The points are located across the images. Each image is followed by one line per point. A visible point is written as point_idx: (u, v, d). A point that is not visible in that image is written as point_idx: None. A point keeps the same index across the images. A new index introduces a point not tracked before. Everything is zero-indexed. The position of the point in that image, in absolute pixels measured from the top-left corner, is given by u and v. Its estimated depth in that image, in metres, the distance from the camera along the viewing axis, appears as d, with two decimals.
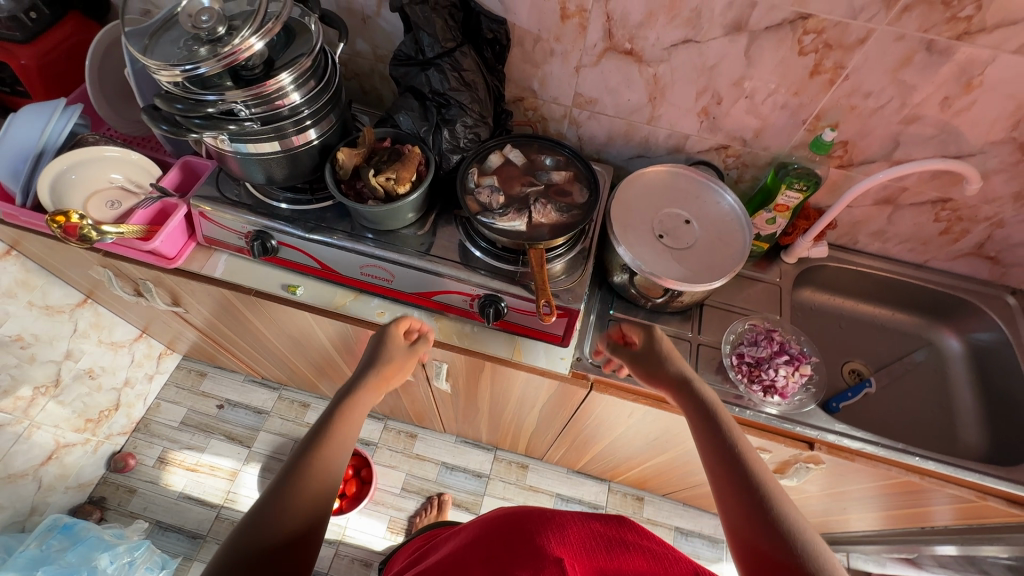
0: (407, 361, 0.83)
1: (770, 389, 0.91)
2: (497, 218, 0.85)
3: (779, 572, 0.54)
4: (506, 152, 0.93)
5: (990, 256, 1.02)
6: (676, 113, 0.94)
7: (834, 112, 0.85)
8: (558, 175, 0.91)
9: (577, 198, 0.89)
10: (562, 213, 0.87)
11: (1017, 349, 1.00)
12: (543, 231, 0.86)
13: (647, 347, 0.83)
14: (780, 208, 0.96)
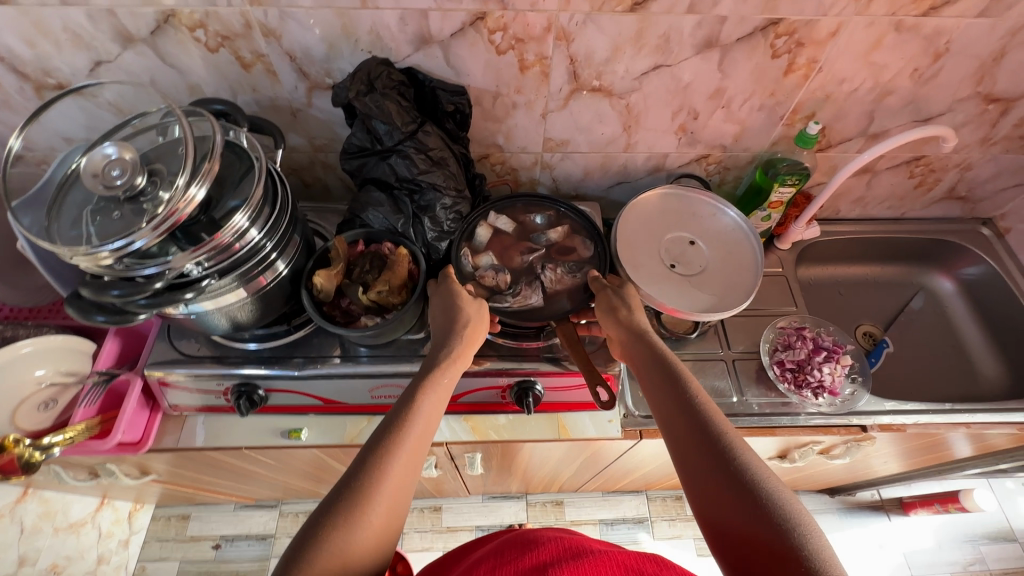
0: (483, 314, 0.71)
1: (819, 389, 0.89)
2: (511, 300, 0.76)
3: (736, 525, 0.49)
4: (491, 222, 0.84)
5: (961, 196, 1.06)
6: (653, 136, 0.89)
7: (811, 103, 0.84)
8: (555, 233, 0.84)
9: (583, 252, 0.82)
10: (574, 274, 0.79)
11: (1006, 277, 1.05)
12: (562, 299, 0.78)
13: (600, 307, 0.72)
14: (774, 205, 0.94)
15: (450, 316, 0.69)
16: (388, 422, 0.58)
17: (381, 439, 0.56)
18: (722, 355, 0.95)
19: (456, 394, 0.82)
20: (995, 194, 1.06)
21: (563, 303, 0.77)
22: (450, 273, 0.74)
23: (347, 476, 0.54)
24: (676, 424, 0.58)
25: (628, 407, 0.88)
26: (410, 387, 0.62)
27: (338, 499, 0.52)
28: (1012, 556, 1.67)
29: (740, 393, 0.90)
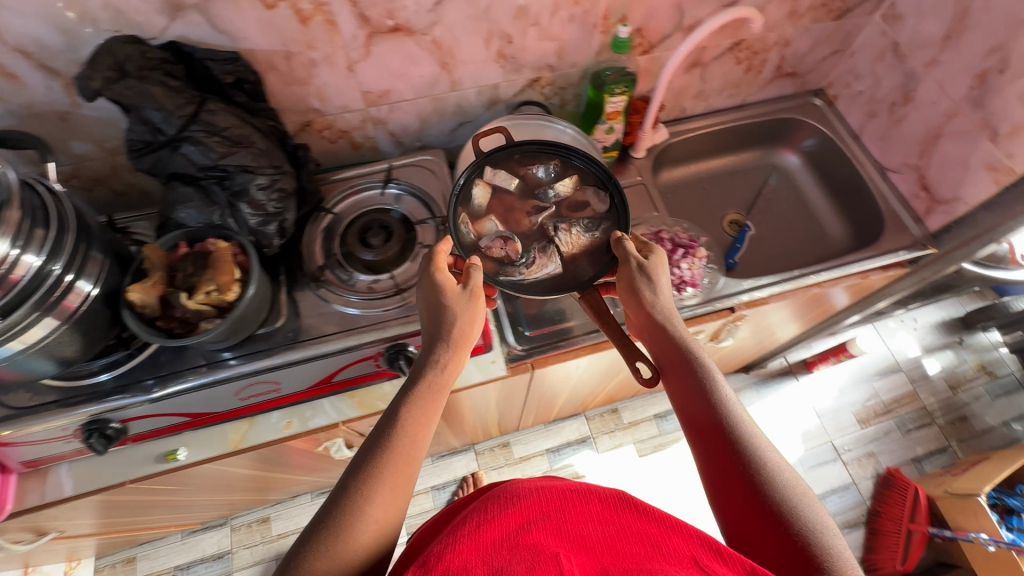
0: (476, 309, 0.67)
1: (683, 284, 0.95)
2: (525, 271, 0.76)
3: (754, 516, 0.54)
4: (491, 180, 0.81)
5: (790, 72, 1.11)
6: (476, 69, 0.86)
7: (619, 6, 0.83)
8: (564, 186, 0.82)
9: (597, 206, 0.80)
10: (591, 232, 0.78)
11: (839, 142, 1.13)
12: (579, 262, 0.77)
13: (623, 283, 0.70)
14: (613, 115, 0.94)
15: (442, 321, 0.65)
16: (379, 446, 0.58)
17: (372, 464, 0.56)
18: None
19: (330, 374, 0.80)
20: (818, 65, 1.11)
21: (583, 268, 0.76)
22: (434, 256, 0.69)
23: (337, 497, 0.55)
24: (698, 409, 0.61)
25: (511, 343, 0.91)
26: (409, 406, 0.61)
27: (329, 519, 0.53)
28: (900, 384, 1.92)
29: None
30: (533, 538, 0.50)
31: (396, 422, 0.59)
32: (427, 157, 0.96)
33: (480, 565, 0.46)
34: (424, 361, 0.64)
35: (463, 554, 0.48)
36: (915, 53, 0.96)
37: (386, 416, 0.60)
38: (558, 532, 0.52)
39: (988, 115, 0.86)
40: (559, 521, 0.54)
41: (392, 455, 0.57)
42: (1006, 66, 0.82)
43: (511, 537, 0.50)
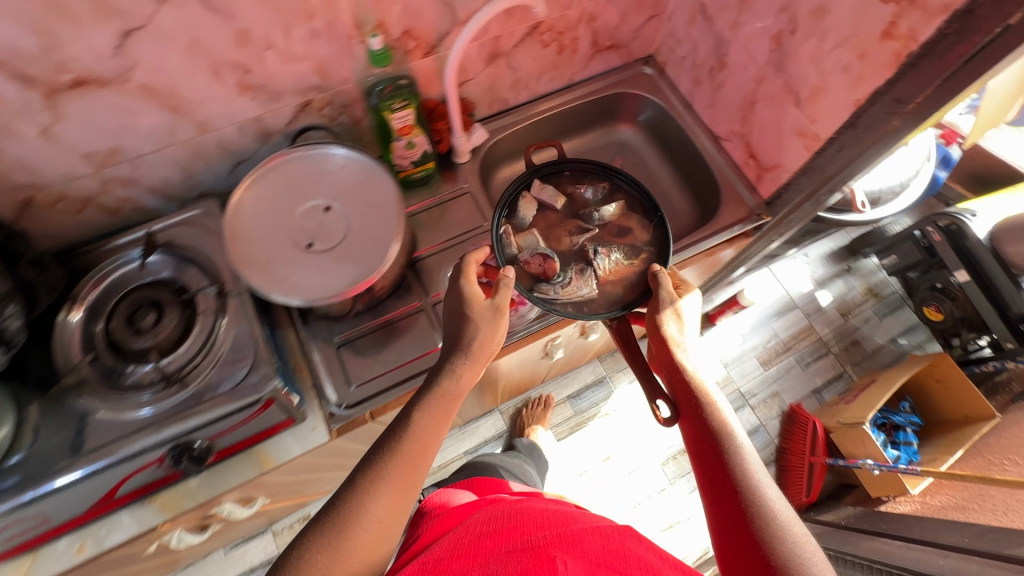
0: (498, 325, 0.68)
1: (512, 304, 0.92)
2: (560, 289, 0.87)
3: (739, 529, 0.56)
4: (538, 194, 0.98)
5: (609, 45, 1.02)
6: (221, 106, 0.73)
7: (367, 12, 0.71)
8: (608, 211, 0.97)
9: (639, 235, 0.94)
10: (629, 260, 0.91)
11: (673, 113, 1.07)
12: (613, 285, 0.88)
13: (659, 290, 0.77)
14: (405, 129, 0.84)
15: (467, 338, 0.66)
16: (393, 458, 0.58)
17: (378, 475, 0.57)
18: (424, 305, 0.90)
19: (110, 490, 0.70)
20: (639, 33, 1.03)
21: (618, 292, 0.87)
22: (467, 266, 0.72)
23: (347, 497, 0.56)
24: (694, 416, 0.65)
25: (333, 403, 0.82)
26: (429, 422, 0.62)
27: (333, 522, 0.54)
28: (797, 320, 1.97)
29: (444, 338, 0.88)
30: (536, 543, 0.53)
31: (411, 433, 0.60)
32: (195, 212, 0.82)
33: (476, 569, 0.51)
34: (449, 373, 0.65)
35: (458, 562, 0.53)
36: (720, 14, 0.89)
37: (404, 425, 0.61)
38: (563, 538, 0.54)
39: (789, 79, 0.82)
40: (563, 531, 0.56)
41: (406, 466, 0.58)
42: (795, 26, 0.77)
43: (509, 544, 0.54)
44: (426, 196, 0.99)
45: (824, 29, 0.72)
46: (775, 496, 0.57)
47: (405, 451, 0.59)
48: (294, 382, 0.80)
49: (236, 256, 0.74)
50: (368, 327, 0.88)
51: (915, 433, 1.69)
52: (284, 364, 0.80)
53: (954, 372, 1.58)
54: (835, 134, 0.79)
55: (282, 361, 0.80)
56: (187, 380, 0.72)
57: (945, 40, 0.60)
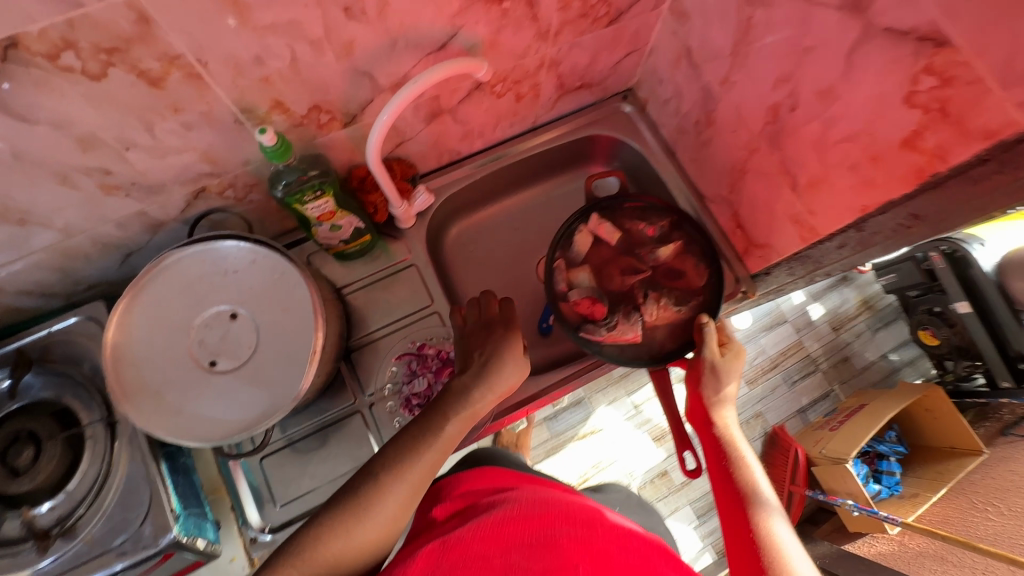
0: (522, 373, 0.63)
1: None
2: (607, 332, 0.77)
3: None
4: (595, 230, 0.84)
5: (579, 85, 0.86)
6: (86, 209, 0.59)
7: (255, 95, 0.56)
8: (665, 252, 0.83)
9: (693, 279, 0.81)
10: (679, 305, 0.79)
11: (653, 161, 0.92)
12: (659, 334, 0.78)
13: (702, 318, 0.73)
14: (326, 216, 0.70)
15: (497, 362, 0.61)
16: (422, 446, 0.54)
17: (408, 454, 0.53)
18: (357, 405, 0.80)
19: None
20: (615, 69, 0.87)
21: (665, 341, 0.77)
22: (490, 301, 0.68)
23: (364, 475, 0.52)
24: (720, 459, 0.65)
25: (255, 528, 0.74)
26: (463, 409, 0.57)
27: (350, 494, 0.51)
28: (786, 336, 1.80)
29: (383, 446, 0.78)
30: (557, 543, 0.48)
31: (440, 422, 0.56)
32: (74, 319, 0.70)
33: (498, 556, 0.46)
34: (486, 371, 0.60)
35: (486, 544, 0.48)
36: (709, 64, 0.73)
37: (435, 409, 0.57)
38: (590, 543, 0.48)
39: (785, 159, 0.68)
40: (588, 534, 0.50)
41: (430, 450, 0.54)
42: (796, 103, 0.62)
43: (531, 540, 0.49)
44: (378, 264, 0.86)
45: (831, 116, 0.58)
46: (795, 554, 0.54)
47: (427, 440, 0.54)
48: (204, 514, 0.71)
49: (122, 388, 0.63)
50: (309, 427, 0.78)
51: (898, 461, 1.64)
52: (192, 497, 0.70)
53: (945, 407, 1.49)
54: (836, 232, 0.66)
55: (188, 493, 0.69)
56: (73, 530, 0.62)
57: (981, 167, 0.47)
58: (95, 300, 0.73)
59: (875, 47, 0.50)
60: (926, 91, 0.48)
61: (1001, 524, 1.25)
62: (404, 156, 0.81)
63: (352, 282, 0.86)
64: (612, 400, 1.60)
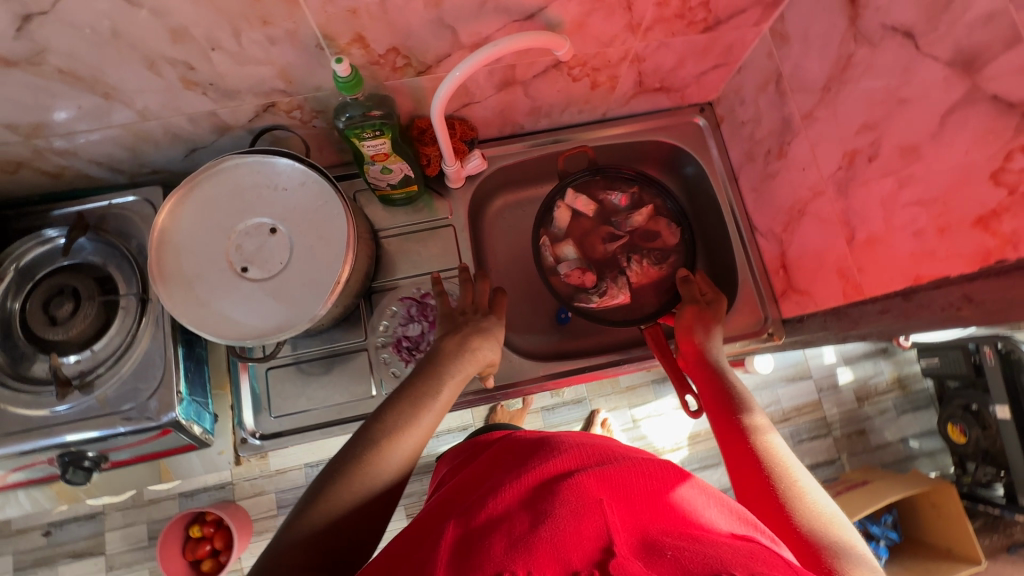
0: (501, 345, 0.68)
1: None
2: (598, 299, 0.85)
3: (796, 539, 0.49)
4: (571, 204, 0.88)
5: (657, 87, 0.84)
6: (165, 97, 0.63)
7: (340, 25, 0.58)
8: (637, 218, 0.90)
9: (668, 239, 0.89)
10: (659, 265, 0.88)
11: (713, 181, 0.90)
12: (646, 293, 0.87)
13: (685, 318, 0.77)
14: (380, 157, 0.72)
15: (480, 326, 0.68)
16: (411, 408, 0.56)
17: (405, 415, 0.55)
18: (365, 343, 0.83)
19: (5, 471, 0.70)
20: (698, 79, 0.84)
21: (648, 301, 0.86)
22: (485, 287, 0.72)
23: (368, 433, 0.53)
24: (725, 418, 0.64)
25: (247, 431, 0.78)
26: (451, 376, 0.60)
27: (358, 448, 0.52)
28: (806, 392, 1.74)
29: (380, 388, 0.81)
30: (575, 480, 0.47)
31: (433, 384, 0.59)
32: (131, 198, 0.75)
33: (521, 514, 0.45)
34: (472, 340, 0.64)
35: (504, 500, 0.47)
36: (796, 95, 0.70)
37: (426, 372, 0.60)
38: (603, 475, 0.47)
39: (849, 209, 0.65)
40: (603, 466, 0.49)
41: (425, 413, 0.56)
42: (875, 153, 0.59)
43: (548, 486, 0.47)
44: (420, 216, 0.88)
45: (908, 174, 0.55)
46: (821, 497, 0.53)
47: (421, 399, 0.57)
48: (207, 404, 0.76)
49: (160, 271, 0.67)
50: (320, 351, 0.82)
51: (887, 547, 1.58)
52: (199, 386, 0.74)
53: (954, 506, 1.42)
54: (881, 295, 0.63)
55: (196, 381, 0.74)
56: (91, 386, 0.67)
57: None
58: (154, 185, 0.78)
59: (976, 113, 0.47)
60: (1016, 171, 0.45)
61: None
62: (468, 118, 0.81)
63: (392, 227, 0.88)
64: (613, 407, 1.60)
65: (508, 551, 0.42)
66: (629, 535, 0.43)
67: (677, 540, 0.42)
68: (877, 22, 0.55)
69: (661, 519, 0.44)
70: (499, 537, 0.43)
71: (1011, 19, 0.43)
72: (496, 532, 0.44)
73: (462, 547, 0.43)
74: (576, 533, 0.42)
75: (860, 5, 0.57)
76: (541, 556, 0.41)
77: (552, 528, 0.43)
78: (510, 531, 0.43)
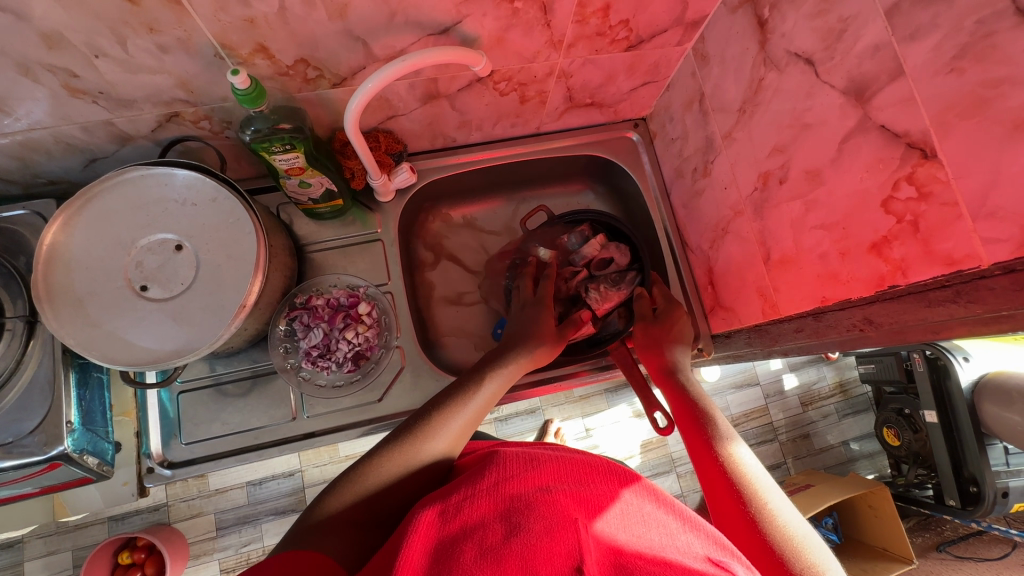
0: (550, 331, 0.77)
1: (357, 358, 0.77)
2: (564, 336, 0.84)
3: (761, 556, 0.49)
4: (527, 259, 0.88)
5: (589, 102, 0.84)
6: (50, 105, 0.58)
7: (239, 35, 0.55)
8: (590, 247, 0.88)
9: (621, 261, 0.87)
10: (616, 287, 0.86)
11: (646, 196, 0.91)
12: (613, 317, 0.87)
13: (637, 339, 0.78)
14: (296, 171, 0.68)
15: (535, 326, 0.77)
16: (454, 392, 0.65)
17: (443, 408, 0.62)
18: None
19: None
20: (629, 95, 0.84)
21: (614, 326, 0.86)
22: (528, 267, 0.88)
23: (414, 420, 0.61)
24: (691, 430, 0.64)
25: (155, 460, 0.74)
26: (491, 381, 0.68)
27: (403, 432, 0.60)
28: (754, 398, 1.78)
29: (301, 411, 0.77)
30: (553, 500, 0.49)
31: (470, 387, 0.66)
32: (22, 212, 0.70)
33: (495, 525, 0.46)
34: (517, 351, 0.73)
35: (480, 512, 0.48)
36: (717, 114, 0.71)
37: (471, 377, 0.68)
38: (580, 500, 0.50)
39: (765, 229, 0.66)
40: (582, 492, 0.51)
41: (461, 410, 0.63)
42: (785, 176, 0.60)
43: (526, 505, 0.49)
44: (350, 230, 0.85)
45: (813, 198, 0.56)
46: (792, 517, 0.52)
47: (460, 398, 0.64)
48: (106, 433, 0.71)
49: (48, 288, 0.63)
50: (243, 372, 0.78)
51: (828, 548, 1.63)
52: (98, 415, 0.69)
53: (889, 508, 1.46)
54: (795, 315, 0.64)
55: (94, 408, 0.69)
56: None
57: (939, 291, 0.46)
58: (51, 197, 0.73)
59: (868, 141, 0.48)
60: (903, 200, 0.46)
61: None
62: (394, 130, 0.79)
63: (320, 242, 0.84)
64: (566, 416, 1.60)
65: (479, 556, 0.42)
66: (602, 556, 0.42)
67: (648, 561, 0.41)
68: (783, 47, 0.56)
69: (631, 543, 0.44)
70: (470, 543, 0.44)
71: (894, 51, 0.44)
72: (469, 539, 0.45)
73: (432, 543, 0.44)
74: (547, 545, 0.43)
75: (768, 29, 0.58)
76: (510, 563, 0.41)
77: (524, 540, 0.44)
78: (480, 546, 0.43)
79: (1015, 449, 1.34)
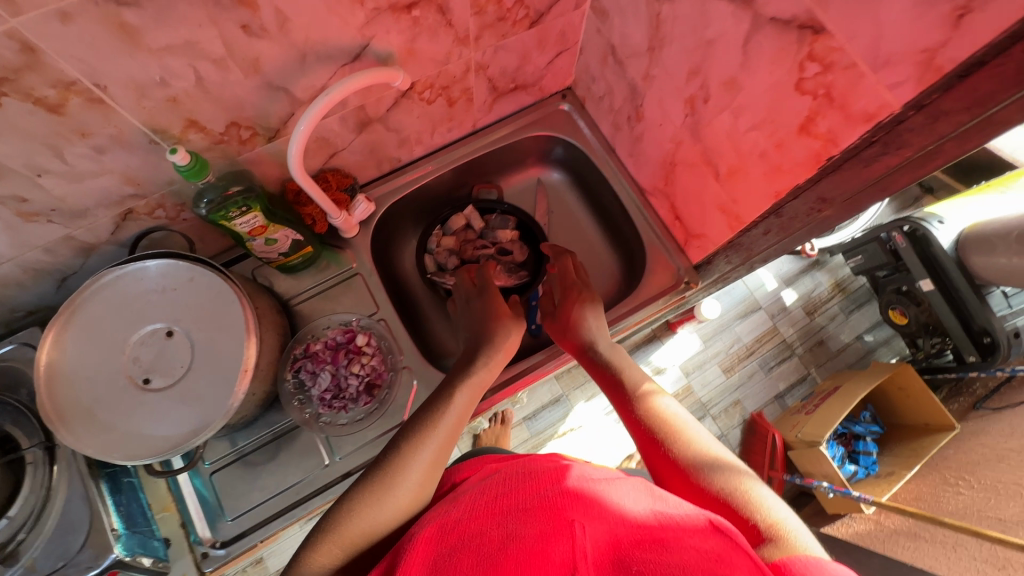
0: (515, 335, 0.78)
1: (368, 389, 0.79)
2: (445, 277, 0.93)
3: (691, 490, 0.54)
4: (466, 217, 0.97)
5: (513, 87, 0.87)
6: (9, 236, 0.60)
7: (167, 116, 0.57)
8: (506, 233, 0.97)
9: (518, 257, 0.97)
10: (508, 275, 0.94)
11: (592, 158, 0.94)
12: None
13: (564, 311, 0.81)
14: (258, 231, 0.70)
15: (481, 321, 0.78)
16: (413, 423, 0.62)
17: (408, 444, 0.59)
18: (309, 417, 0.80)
19: None
20: (548, 69, 0.88)
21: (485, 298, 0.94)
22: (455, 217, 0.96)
23: (383, 456, 0.58)
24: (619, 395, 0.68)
25: (207, 543, 0.74)
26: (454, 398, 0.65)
27: (373, 472, 0.56)
28: (761, 323, 1.80)
29: (332, 455, 0.78)
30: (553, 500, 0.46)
31: (435, 415, 0.62)
32: (11, 347, 0.72)
33: (493, 530, 0.44)
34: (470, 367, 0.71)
35: (478, 521, 0.45)
36: (631, 60, 0.75)
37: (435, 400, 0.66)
38: (581, 496, 0.46)
39: (706, 149, 0.69)
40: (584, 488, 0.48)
41: (430, 435, 0.60)
42: (707, 94, 0.63)
43: (529, 509, 0.46)
44: (326, 273, 0.87)
45: (737, 105, 0.59)
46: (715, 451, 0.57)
47: (422, 430, 0.60)
48: (151, 532, 0.72)
49: (54, 406, 0.63)
50: (264, 437, 0.79)
51: (874, 441, 1.65)
52: (138, 516, 0.71)
53: (918, 383, 1.46)
54: (758, 218, 0.67)
55: (133, 510, 0.71)
56: (14, 556, 0.62)
57: (869, 149, 0.48)
58: (34, 327, 0.74)
59: (765, 36, 0.51)
60: (811, 78, 0.49)
61: (973, 496, 1.22)
62: (340, 166, 0.82)
63: (302, 292, 0.86)
64: (590, 395, 1.60)
65: (476, 564, 0.40)
66: (598, 548, 0.41)
67: (644, 548, 0.40)
68: None
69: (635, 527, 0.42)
70: (467, 550, 0.42)
71: None
72: (465, 547, 0.42)
73: (432, 557, 0.42)
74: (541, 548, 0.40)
75: None
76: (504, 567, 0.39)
77: (517, 544, 0.41)
78: (478, 552, 0.41)
79: (1011, 290, 1.40)
